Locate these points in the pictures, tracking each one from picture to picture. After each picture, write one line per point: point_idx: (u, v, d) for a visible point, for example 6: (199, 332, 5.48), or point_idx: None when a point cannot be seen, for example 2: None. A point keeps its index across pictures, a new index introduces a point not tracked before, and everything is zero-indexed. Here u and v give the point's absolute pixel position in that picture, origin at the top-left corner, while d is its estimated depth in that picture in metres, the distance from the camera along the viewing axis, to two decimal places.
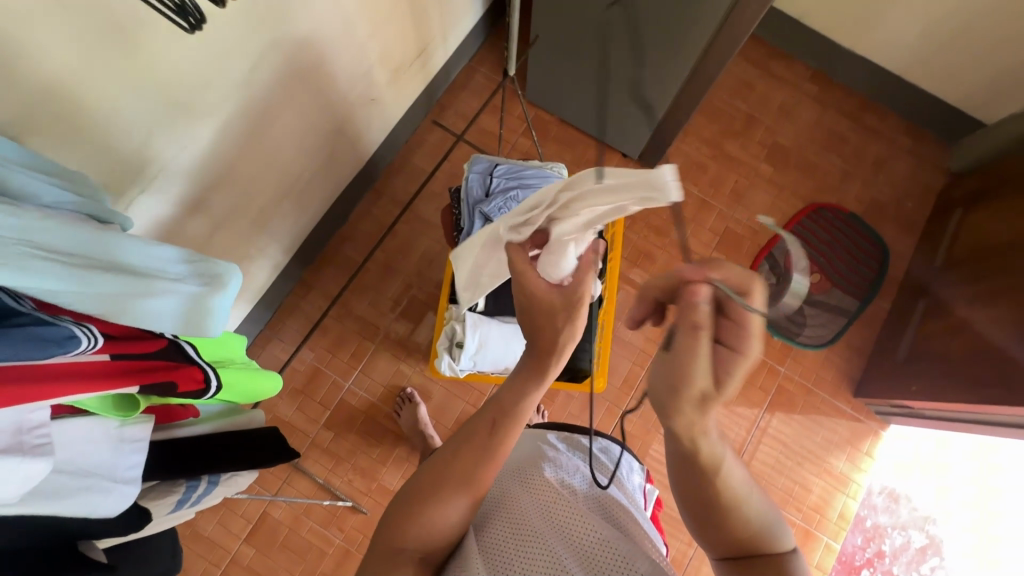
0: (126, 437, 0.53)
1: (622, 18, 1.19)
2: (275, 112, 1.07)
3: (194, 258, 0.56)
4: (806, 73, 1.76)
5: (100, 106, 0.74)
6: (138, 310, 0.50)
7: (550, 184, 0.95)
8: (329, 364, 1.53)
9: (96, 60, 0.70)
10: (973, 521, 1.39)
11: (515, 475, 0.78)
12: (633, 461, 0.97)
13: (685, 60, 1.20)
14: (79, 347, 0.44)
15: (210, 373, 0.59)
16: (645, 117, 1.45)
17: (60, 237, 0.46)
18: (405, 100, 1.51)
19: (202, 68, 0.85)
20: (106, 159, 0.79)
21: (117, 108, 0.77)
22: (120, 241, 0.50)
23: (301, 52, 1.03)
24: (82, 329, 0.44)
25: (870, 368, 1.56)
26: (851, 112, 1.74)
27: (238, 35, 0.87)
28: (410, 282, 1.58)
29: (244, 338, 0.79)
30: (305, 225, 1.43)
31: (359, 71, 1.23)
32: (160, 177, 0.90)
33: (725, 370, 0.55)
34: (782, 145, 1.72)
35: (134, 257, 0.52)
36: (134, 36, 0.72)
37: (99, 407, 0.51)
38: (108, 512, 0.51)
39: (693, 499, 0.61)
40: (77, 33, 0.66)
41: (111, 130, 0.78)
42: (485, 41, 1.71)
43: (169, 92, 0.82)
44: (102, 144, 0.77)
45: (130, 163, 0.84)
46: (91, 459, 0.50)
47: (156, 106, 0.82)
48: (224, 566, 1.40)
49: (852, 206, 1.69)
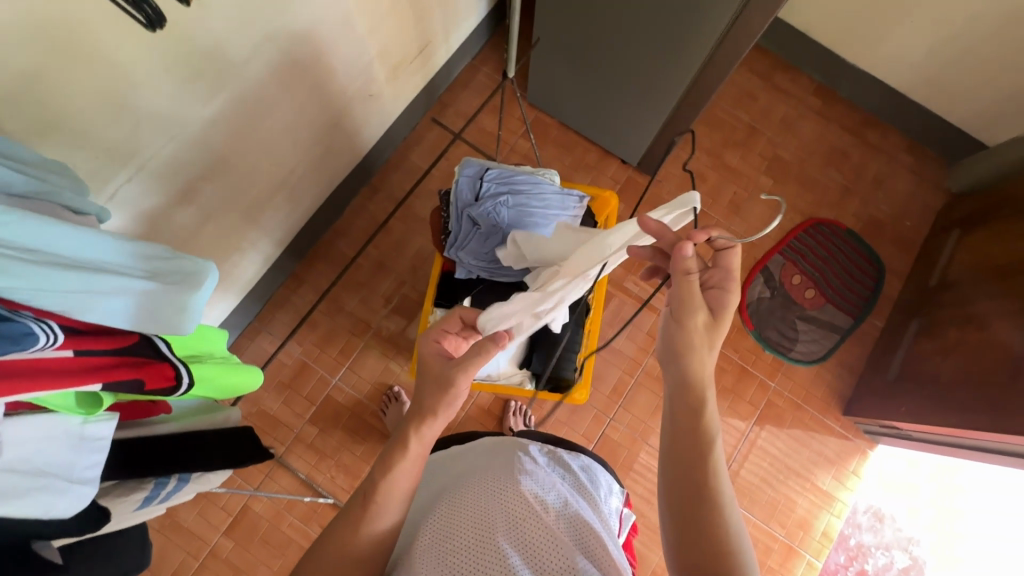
0: (87, 435, 0.53)
1: (625, 25, 1.18)
2: (270, 105, 1.06)
3: (160, 255, 0.56)
4: (810, 86, 1.75)
5: (87, 94, 0.73)
6: (101, 308, 0.49)
7: (540, 190, 0.94)
8: (317, 359, 1.52)
9: (87, 47, 0.69)
10: (936, 542, 1.46)
11: (488, 483, 0.79)
12: (613, 482, 0.98)
13: (686, 69, 1.19)
14: (35, 344, 0.43)
15: (180, 371, 0.58)
16: (646, 125, 1.44)
17: (17, 233, 0.44)
18: (405, 96, 1.50)
19: (194, 59, 0.84)
20: (95, 146, 0.79)
21: (105, 97, 0.76)
22: (85, 236, 0.49)
23: (297, 46, 1.02)
24: (40, 326, 0.44)
25: (861, 386, 1.56)
26: (853, 127, 1.73)
27: (233, 27, 0.86)
28: (403, 280, 1.57)
29: (224, 331, 0.78)
30: (299, 218, 1.42)
31: (359, 66, 1.22)
32: (148, 166, 0.89)
33: (718, 305, 0.72)
34: (782, 158, 1.71)
35: (97, 251, 0.50)
36: (125, 23, 0.71)
37: (61, 404, 0.51)
38: (61, 514, 0.49)
39: (673, 487, 0.68)
40: (66, 22, 0.65)
41: (98, 118, 0.77)
42: (488, 41, 1.69)
43: (159, 83, 0.82)
44: (90, 131, 0.77)
45: (117, 152, 0.83)
46: (46, 458, 0.50)
47: (146, 97, 0.81)
48: (203, 558, 1.39)
49: (849, 222, 1.68)
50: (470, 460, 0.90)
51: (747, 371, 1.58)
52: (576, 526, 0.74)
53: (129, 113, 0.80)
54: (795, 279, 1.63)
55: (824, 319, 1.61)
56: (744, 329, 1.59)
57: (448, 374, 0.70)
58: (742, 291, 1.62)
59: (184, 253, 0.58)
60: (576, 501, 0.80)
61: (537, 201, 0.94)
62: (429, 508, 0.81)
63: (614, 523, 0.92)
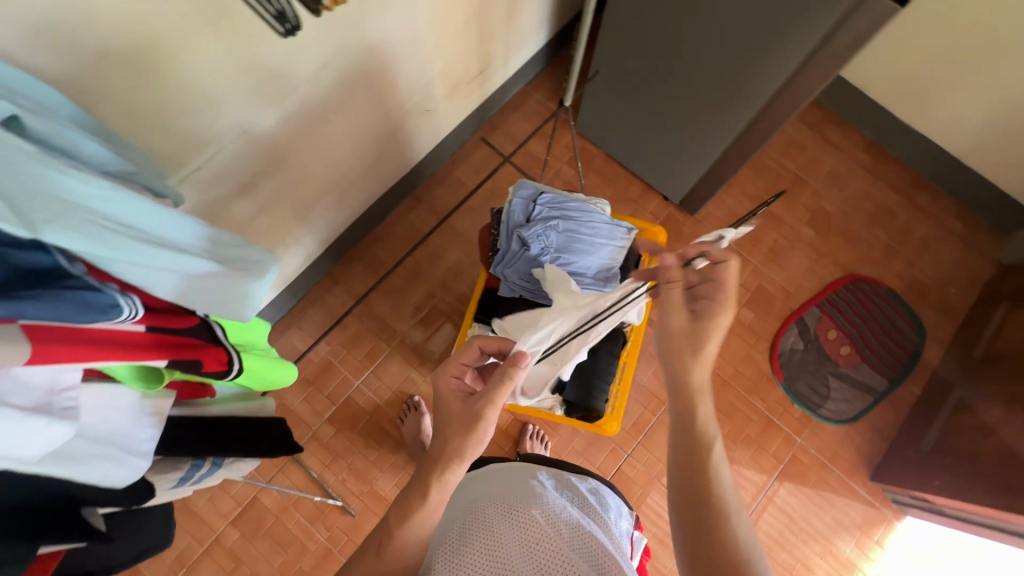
0: (146, 409, 0.55)
1: (685, 67, 1.20)
2: (333, 111, 1.11)
3: (231, 242, 0.60)
4: (860, 142, 1.74)
5: (181, 85, 0.78)
6: (186, 290, 0.52)
7: (591, 219, 0.95)
8: (342, 359, 1.53)
9: (179, 42, 0.73)
10: None
11: (494, 511, 0.77)
12: (622, 504, 0.96)
13: (741, 115, 1.20)
14: (116, 316, 0.45)
15: (233, 358, 0.60)
16: (693, 165, 1.45)
17: (124, 211, 0.47)
18: (458, 114, 1.54)
19: (277, 63, 0.89)
20: (171, 134, 0.82)
21: (194, 90, 0.80)
22: (177, 219, 0.52)
23: (367, 59, 1.06)
24: (125, 300, 0.46)
25: (891, 453, 1.50)
26: (902, 188, 1.71)
27: (315, 37, 0.91)
28: (435, 291, 1.59)
29: (266, 323, 0.78)
30: (343, 221, 1.46)
31: (420, 80, 1.26)
32: (218, 157, 0.93)
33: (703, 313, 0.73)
34: (827, 211, 1.69)
35: (184, 235, 0.54)
36: (225, 25, 0.76)
37: (126, 376, 0.52)
38: (116, 484, 0.51)
39: (690, 520, 0.66)
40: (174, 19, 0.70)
41: (184, 108, 0.81)
42: (543, 68, 1.74)
43: (244, 82, 0.87)
44: (168, 120, 0.80)
45: (194, 142, 0.87)
46: (110, 427, 0.51)
47: (230, 94, 0.86)
48: (208, 545, 1.40)
49: (891, 282, 1.64)
50: (474, 490, 0.88)
51: (772, 423, 1.54)
52: (590, 546, 0.72)
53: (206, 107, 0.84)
54: (830, 334, 1.60)
55: (858, 378, 1.57)
56: (774, 379, 1.56)
57: (470, 409, 0.71)
58: (774, 340, 1.59)
59: (250, 244, 0.62)
60: (588, 523, 0.78)
61: (587, 229, 0.95)
62: (443, 530, 0.80)
63: (627, 545, 0.90)
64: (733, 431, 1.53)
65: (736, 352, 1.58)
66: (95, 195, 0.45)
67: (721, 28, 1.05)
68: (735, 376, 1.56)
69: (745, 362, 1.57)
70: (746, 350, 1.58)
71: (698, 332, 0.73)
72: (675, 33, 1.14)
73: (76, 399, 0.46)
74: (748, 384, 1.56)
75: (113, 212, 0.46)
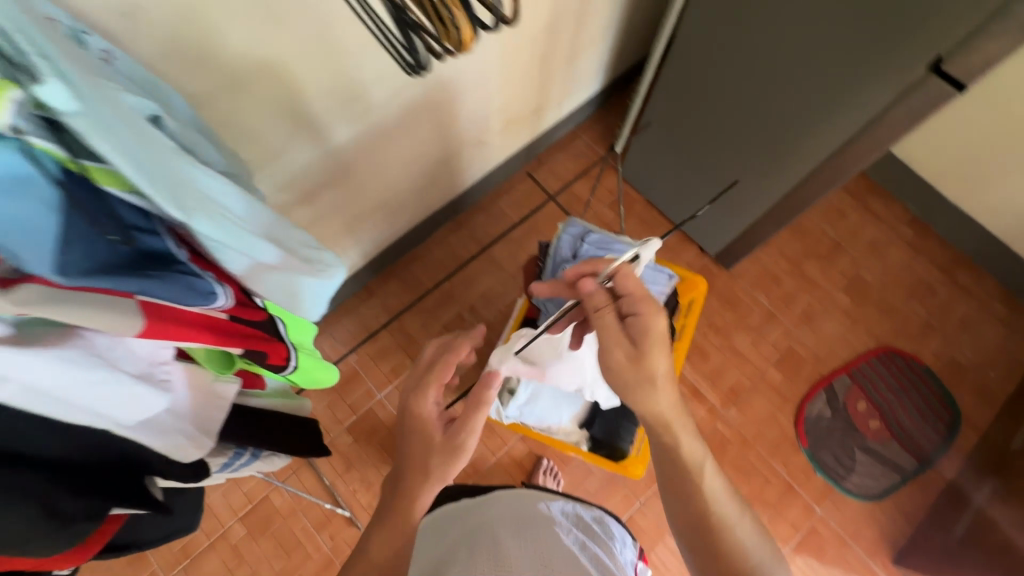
0: (219, 392, 0.58)
1: (735, 127, 1.24)
2: (398, 134, 1.17)
3: (307, 242, 0.61)
4: (903, 216, 1.74)
5: (276, 93, 0.84)
6: (269, 282, 0.53)
7: (634, 261, 0.94)
8: (368, 371, 1.56)
9: (283, 57, 0.80)
10: None
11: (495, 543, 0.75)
12: (627, 534, 0.95)
13: (788, 179, 1.22)
14: (217, 302, 0.48)
15: (291, 355, 0.64)
16: (734, 220, 1.47)
17: (233, 202, 0.49)
18: (509, 149, 1.60)
19: (361, 82, 0.96)
20: (256, 137, 0.89)
21: (285, 98, 0.87)
22: (267, 215, 0.54)
23: (436, 89, 1.13)
24: (222, 289, 0.47)
25: (917, 538, 1.43)
26: (944, 265, 1.69)
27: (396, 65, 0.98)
28: (466, 315, 1.62)
29: (315, 325, 0.80)
30: (388, 237, 1.51)
31: (480, 113, 1.33)
32: (292, 161, 0.99)
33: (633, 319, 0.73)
34: (864, 280, 1.68)
35: (273, 231, 0.55)
36: (324, 45, 0.83)
37: (203, 358, 0.54)
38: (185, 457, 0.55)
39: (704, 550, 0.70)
40: (285, 37, 0.77)
41: (274, 113, 0.87)
42: (594, 114, 1.80)
43: (328, 96, 0.93)
44: (257, 123, 0.86)
45: (274, 144, 0.93)
46: (194, 405, 0.55)
47: (313, 105, 0.92)
48: (214, 538, 1.41)
49: (927, 359, 1.61)
50: (460, 526, 0.85)
51: (792, 489, 1.50)
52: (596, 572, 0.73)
53: (289, 119, 0.91)
54: (860, 405, 1.56)
55: (885, 455, 1.52)
56: (797, 444, 1.53)
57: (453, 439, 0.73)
58: (801, 404, 1.56)
59: (323, 247, 0.63)
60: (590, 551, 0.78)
61: (627, 272, 0.94)
62: (446, 550, 0.80)
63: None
64: (751, 493, 1.49)
65: (760, 411, 1.55)
66: (211, 185, 0.46)
67: (775, 95, 1.09)
68: (758, 436, 1.53)
69: (769, 423, 1.55)
70: (771, 411, 1.56)
71: (643, 355, 0.72)
72: (730, 94, 1.18)
73: (168, 373, 0.50)
74: (770, 447, 1.53)
75: (226, 200, 0.48)
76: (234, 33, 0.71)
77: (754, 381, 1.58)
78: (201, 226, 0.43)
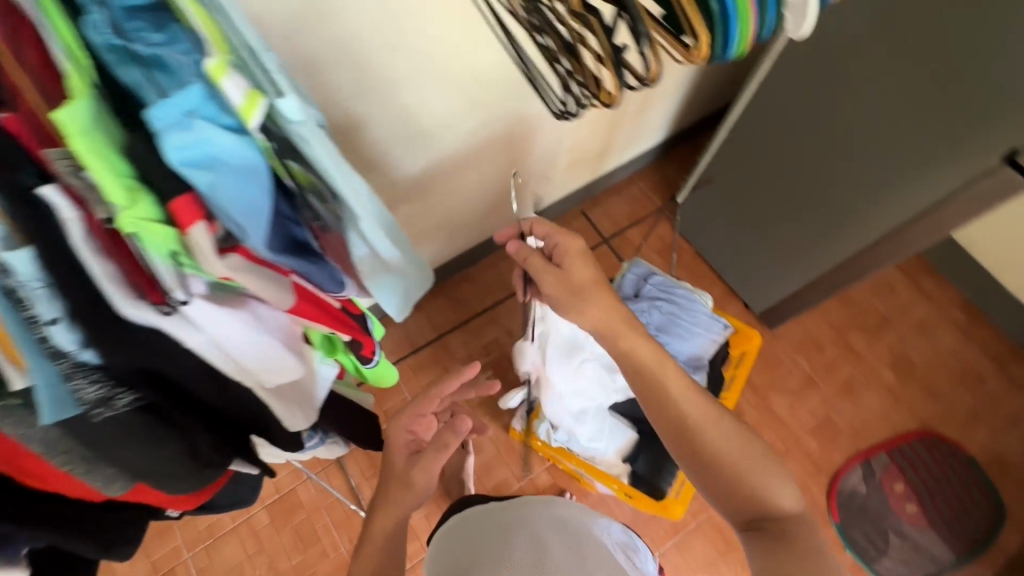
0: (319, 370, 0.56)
1: (799, 192, 1.26)
2: (477, 160, 1.24)
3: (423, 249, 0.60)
4: (956, 299, 1.72)
5: (384, 105, 0.93)
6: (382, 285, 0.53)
7: (694, 309, 0.96)
8: (406, 380, 1.61)
9: (398, 74, 0.88)
10: None
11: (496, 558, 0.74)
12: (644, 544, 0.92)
13: (846, 248, 1.23)
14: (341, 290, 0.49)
15: (379, 351, 0.65)
16: (784, 282, 1.48)
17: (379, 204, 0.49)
18: (569, 186, 1.67)
19: (457, 107, 1.03)
20: (359, 142, 0.97)
21: (389, 112, 0.95)
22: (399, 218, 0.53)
23: (518, 123, 1.21)
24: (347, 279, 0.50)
25: None
26: (995, 354, 1.66)
27: (490, 97, 1.07)
28: (507, 340, 1.66)
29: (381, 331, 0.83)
30: (444, 255, 1.58)
31: (551, 150, 1.40)
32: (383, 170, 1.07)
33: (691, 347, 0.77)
34: (910, 358, 1.65)
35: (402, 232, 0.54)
36: (431, 70, 0.92)
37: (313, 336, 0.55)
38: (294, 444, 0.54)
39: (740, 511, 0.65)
40: (402, 57, 0.86)
41: (377, 123, 0.96)
42: (652, 162, 1.86)
43: (427, 115, 1.01)
44: (363, 130, 0.95)
45: (373, 151, 1.01)
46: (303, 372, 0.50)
47: (411, 122, 1.00)
48: (238, 523, 1.44)
49: (971, 449, 1.56)
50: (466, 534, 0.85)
51: None
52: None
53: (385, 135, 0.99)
54: (897, 487, 1.52)
55: (921, 543, 1.46)
56: (828, 518, 1.48)
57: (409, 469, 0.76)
58: (835, 477, 1.52)
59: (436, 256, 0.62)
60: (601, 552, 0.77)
61: (688, 319, 0.95)
62: (468, 545, 0.80)
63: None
64: None
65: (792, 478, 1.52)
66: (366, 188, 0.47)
67: (843, 167, 1.12)
68: None
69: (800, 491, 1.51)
70: (804, 479, 1.52)
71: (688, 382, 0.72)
72: (798, 162, 1.22)
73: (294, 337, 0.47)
74: None
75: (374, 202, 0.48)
76: (364, 46, 0.80)
77: (789, 445, 1.55)
78: (361, 224, 0.43)
